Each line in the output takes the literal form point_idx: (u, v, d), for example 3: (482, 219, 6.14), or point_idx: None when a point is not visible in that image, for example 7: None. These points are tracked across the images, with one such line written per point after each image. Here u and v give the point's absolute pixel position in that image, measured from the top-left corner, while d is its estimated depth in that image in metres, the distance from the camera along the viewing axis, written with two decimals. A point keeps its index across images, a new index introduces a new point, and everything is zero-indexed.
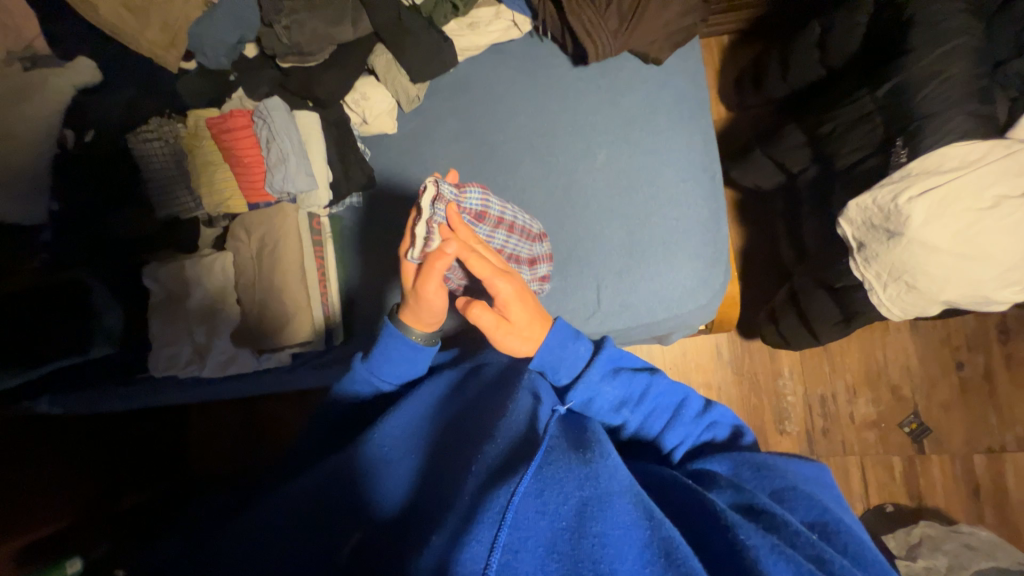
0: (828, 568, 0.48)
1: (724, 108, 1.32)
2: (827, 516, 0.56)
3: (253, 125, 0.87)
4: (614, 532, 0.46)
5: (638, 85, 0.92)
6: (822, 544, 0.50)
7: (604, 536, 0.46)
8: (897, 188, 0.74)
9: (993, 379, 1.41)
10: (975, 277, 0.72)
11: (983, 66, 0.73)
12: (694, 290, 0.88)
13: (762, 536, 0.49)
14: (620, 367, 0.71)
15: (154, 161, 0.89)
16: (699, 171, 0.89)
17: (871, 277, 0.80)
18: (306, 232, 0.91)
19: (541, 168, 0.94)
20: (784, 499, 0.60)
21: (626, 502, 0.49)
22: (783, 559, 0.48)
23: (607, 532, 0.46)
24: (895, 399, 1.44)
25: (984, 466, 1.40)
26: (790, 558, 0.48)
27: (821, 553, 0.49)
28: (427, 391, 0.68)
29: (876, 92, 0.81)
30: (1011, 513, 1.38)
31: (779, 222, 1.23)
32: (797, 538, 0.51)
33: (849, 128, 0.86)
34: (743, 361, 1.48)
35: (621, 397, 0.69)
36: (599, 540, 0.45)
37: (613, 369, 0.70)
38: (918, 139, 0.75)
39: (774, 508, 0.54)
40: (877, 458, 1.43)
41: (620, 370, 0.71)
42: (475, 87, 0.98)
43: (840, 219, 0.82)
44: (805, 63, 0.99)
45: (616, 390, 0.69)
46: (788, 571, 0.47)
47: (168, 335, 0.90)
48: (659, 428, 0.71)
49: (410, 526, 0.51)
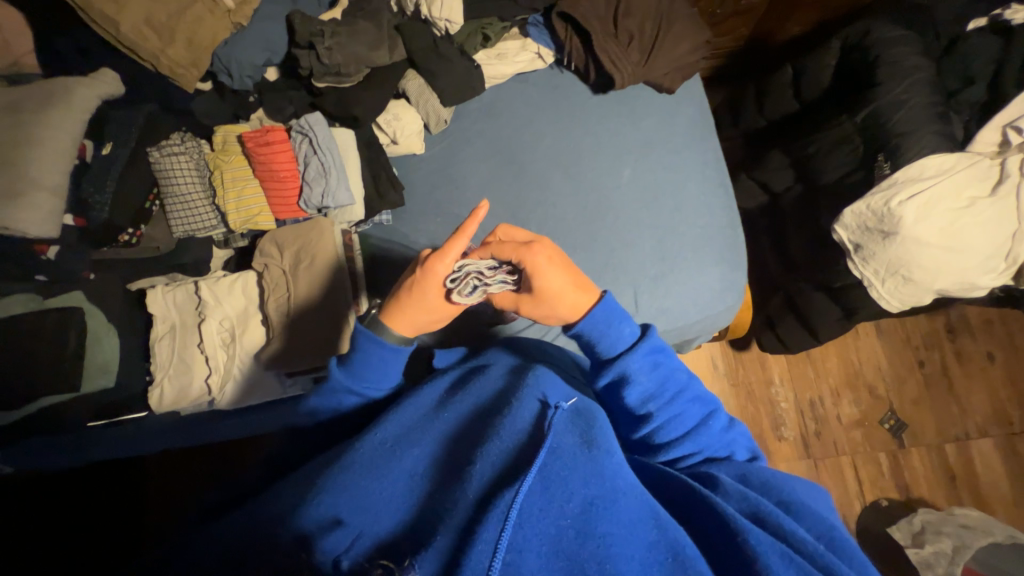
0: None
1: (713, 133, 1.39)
2: (832, 531, 0.52)
3: (292, 140, 0.87)
4: (615, 532, 0.46)
5: (655, 110, 1.03)
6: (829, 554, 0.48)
7: (611, 536, 0.46)
8: (887, 194, 0.87)
9: (949, 372, 1.53)
10: (963, 266, 0.85)
11: (938, 95, 0.90)
12: (721, 292, 0.96)
13: (770, 539, 0.48)
14: (660, 361, 0.62)
15: (175, 176, 0.84)
16: (713, 186, 1.00)
17: (869, 274, 0.91)
18: (339, 246, 0.89)
19: (570, 183, 0.99)
20: (793, 511, 0.54)
21: (631, 501, 0.49)
22: (790, 566, 0.46)
23: (612, 531, 0.46)
24: (874, 399, 1.51)
25: (954, 454, 1.48)
26: (797, 562, 0.46)
27: (829, 563, 0.47)
28: (432, 390, 0.63)
29: (854, 118, 0.95)
30: (982, 493, 1.46)
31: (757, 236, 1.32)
32: (805, 545, 0.48)
33: (831, 150, 1.00)
34: (737, 371, 1.52)
35: (652, 391, 0.61)
36: (604, 541, 0.45)
37: (653, 359, 0.62)
38: (897, 155, 0.89)
39: (781, 517, 0.50)
40: (866, 456, 1.47)
41: (660, 364, 0.62)
42: (501, 111, 1.03)
43: (836, 225, 0.94)
44: (777, 96, 1.12)
45: (650, 381, 0.61)
46: None
47: (186, 361, 0.86)
48: (676, 434, 0.62)
49: (409, 529, 0.49)
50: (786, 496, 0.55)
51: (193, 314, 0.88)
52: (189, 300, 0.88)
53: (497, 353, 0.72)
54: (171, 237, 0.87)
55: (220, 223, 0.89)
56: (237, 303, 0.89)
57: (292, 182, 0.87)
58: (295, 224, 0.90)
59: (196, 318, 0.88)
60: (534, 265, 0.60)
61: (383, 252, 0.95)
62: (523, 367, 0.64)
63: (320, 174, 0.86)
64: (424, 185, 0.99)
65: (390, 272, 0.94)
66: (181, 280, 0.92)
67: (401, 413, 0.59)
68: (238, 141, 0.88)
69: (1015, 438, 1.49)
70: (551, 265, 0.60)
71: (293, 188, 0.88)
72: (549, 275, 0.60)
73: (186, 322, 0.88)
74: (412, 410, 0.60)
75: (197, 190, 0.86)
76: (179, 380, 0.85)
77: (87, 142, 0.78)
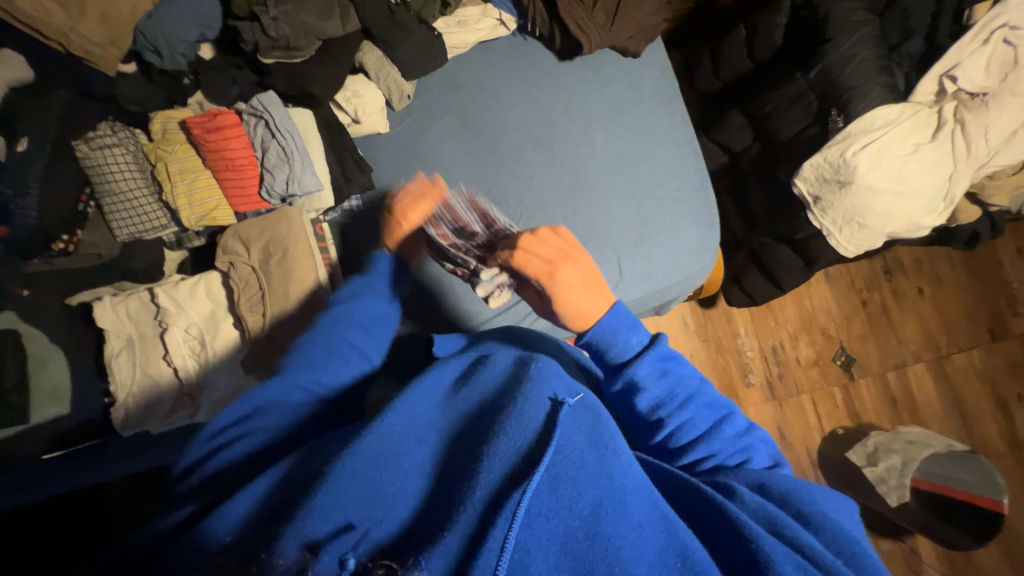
0: None
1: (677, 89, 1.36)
2: (854, 545, 0.46)
3: (244, 123, 0.79)
4: (628, 538, 0.42)
5: (621, 75, 1.03)
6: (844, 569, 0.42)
7: (620, 539, 0.41)
8: (842, 146, 0.93)
9: (888, 309, 1.69)
10: (908, 209, 0.93)
11: (881, 49, 0.95)
12: (698, 251, 0.99)
13: (784, 548, 0.43)
14: (668, 368, 0.59)
15: (110, 171, 0.76)
16: (683, 148, 1.02)
17: (828, 223, 0.98)
18: (312, 236, 0.83)
19: (545, 154, 0.98)
20: (811, 524, 0.47)
21: (641, 506, 0.45)
22: None
23: (622, 534, 0.42)
24: (826, 339, 1.64)
25: (896, 381, 1.65)
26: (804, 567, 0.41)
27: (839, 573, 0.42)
28: (432, 383, 0.56)
29: (807, 75, 1.00)
30: (921, 413, 1.63)
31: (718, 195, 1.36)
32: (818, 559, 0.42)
33: (787, 107, 1.04)
34: (707, 327, 1.59)
35: (661, 397, 0.58)
36: (613, 543, 0.41)
37: (664, 367, 0.59)
38: (849, 108, 0.94)
39: (796, 530, 0.45)
40: (822, 391, 1.61)
41: (667, 373, 0.59)
42: (466, 83, 0.99)
43: (796, 179, 0.99)
44: (733, 58, 1.14)
45: (658, 388, 0.58)
46: None
47: (152, 375, 0.79)
48: (688, 440, 0.58)
49: (417, 532, 0.42)
50: (815, 514, 0.48)
51: (152, 325, 0.80)
52: (144, 310, 0.80)
53: (494, 343, 0.68)
54: (115, 241, 0.80)
55: (171, 221, 0.81)
56: (201, 307, 0.82)
57: (251, 170, 0.80)
58: (257, 217, 0.83)
59: (158, 328, 0.80)
60: (558, 292, 0.57)
61: (360, 240, 0.91)
62: (527, 355, 0.60)
63: (281, 159, 0.79)
64: (393, 165, 0.95)
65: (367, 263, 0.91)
66: (130, 288, 0.82)
67: (408, 404, 0.52)
68: (180, 129, 0.79)
69: (942, 360, 1.68)
70: (574, 290, 0.57)
71: (252, 176, 0.80)
72: (571, 297, 0.57)
73: (145, 333, 0.80)
74: (415, 404, 0.53)
75: (139, 186, 0.79)
76: (147, 397, 0.78)
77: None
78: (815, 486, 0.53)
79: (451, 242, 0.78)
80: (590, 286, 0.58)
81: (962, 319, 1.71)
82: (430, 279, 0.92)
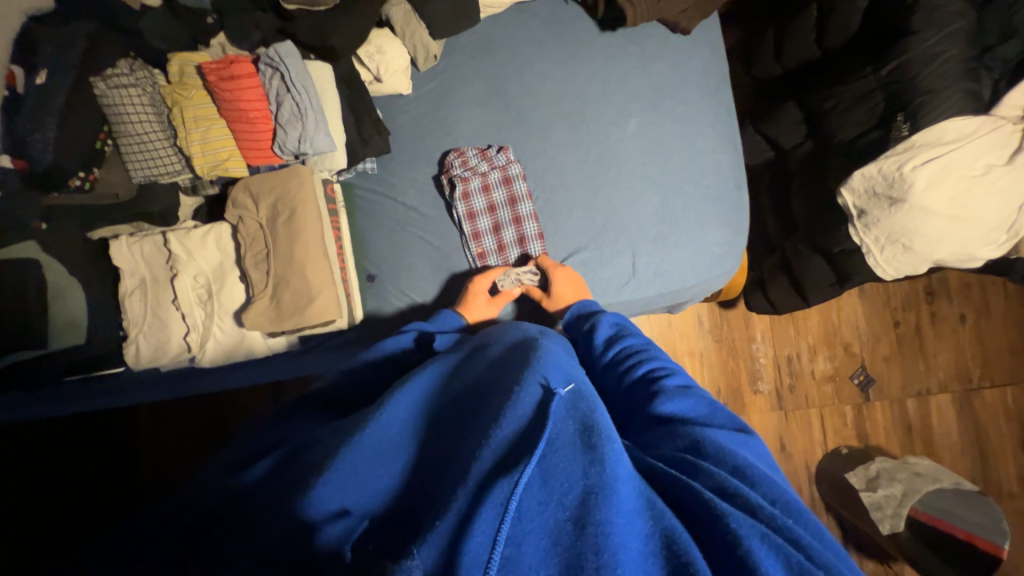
0: (808, 553, 0.38)
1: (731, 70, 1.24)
2: (789, 495, 0.45)
3: (259, 73, 0.76)
4: (620, 523, 0.38)
5: (667, 53, 0.95)
6: (795, 526, 0.40)
7: (610, 526, 0.37)
8: (902, 158, 0.84)
9: (922, 333, 1.58)
10: (965, 238, 0.84)
11: (973, 50, 0.83)
12: (720, 256, 0.94)
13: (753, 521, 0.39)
14: (655, 352, 0.66)
15: (126, 111, 0.75)
16: (724, 142, 0.95)
17: (870, 241, 0.90)
18: (321, 198, 0.82)
19: (573, 134, 0.92)
20: (749, 479, 0.45)
21: (629, 491, 0.41)
22: (776, 554, 0.37)
23: (614, 521, 0.37)
24: (847, 355, 1.55)
25: (915, 408, 1.56)
26: (784, 552, 0.37)
27: (799, 536, 0.39)
28: (427, 375, 0.56)
29: (880, 72, 0.89)
30: (935, 445, 1.55)
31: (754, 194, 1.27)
32: (780, 522, 0.39)
33: (851, 106, 0.95)
34: (722, 328, 1.51)
35: (613, 334, 0.72)
36: (603, 530, 0.37)
37: (618, 322, 0.74)
38: (920, 115, 0.85)
39: (747, 489, 0.42)
40: (833, 408, 1.54)
41: (654, 355, 0.65)
42: (499, 47, 0.93)
43: (843, 188, 0.91)
44: (799, 42, 1.02)
45: (609, 329, 0.73)
46: (781, 568, 0.36)
47: (160, 318, 0.81)
48: (635, 361, 0.65)
49: (412, 494, 0.46)
50: (796, 507, 0.44)
51: (164, 269, 0.82)
52: (157, 253, 0.82)
53: (493, 335, 0.69)
54: (131, 183, 0.80)
55: (185, 168, 0.81)
56: (211, 257, 0.83)
57: (265, 124, 0.78)
58: (270, 172, 0.82)
59: (169, 273, 0.82)
60: (554, 280, 0.85)
61: (373, 207, 0.92)
62: (518, 345, 0.59)
63: (295, 116, 0.76)
64: (413, 133, 0.92)
65: (375, 231, 0.91)
66: (147, 230, 0.84)
67: (403, 395, 0.51)
68: (198, 74, 0.77)
69: (970, 394, 1.58)
70: (565, 283, 0.85)
71: (266, 131, 0.78)
72: (562, 285, 0.85)
73: (157, 276, 0.82)
74: (412, 392, 0.52)
75: (154, 130, 0.77)
76: (156, 338, 0.81)
77: (14, 68, 0.66)
78: (746, 438, 0.53)
79: (474, 233, 0.91)
80: (576, 284, 0.86)
81: (1001, 355, 1.60)
82: (437, 253, 0.91)
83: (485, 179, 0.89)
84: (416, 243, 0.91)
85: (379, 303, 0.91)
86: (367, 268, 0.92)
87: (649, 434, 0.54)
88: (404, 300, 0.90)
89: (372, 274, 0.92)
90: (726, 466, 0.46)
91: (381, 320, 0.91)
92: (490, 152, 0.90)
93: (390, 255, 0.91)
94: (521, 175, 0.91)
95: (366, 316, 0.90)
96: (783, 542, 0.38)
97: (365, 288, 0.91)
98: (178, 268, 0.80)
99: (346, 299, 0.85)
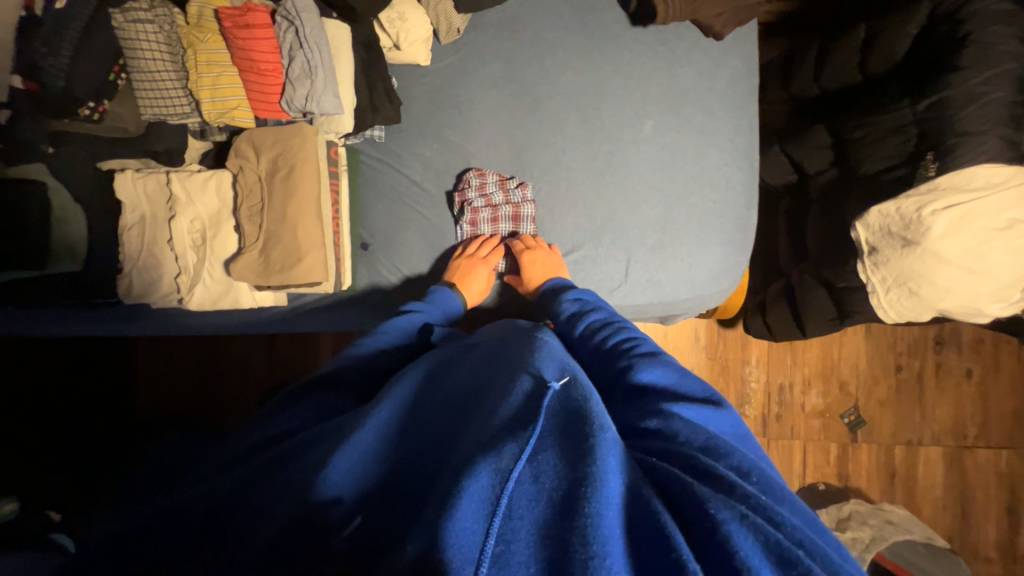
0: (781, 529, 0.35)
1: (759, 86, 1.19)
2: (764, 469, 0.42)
3: (275, 25, 0.76)
4: (611, 515, 0.34)
5: (696, 57, 0.92)
6: (773, 504, 0.37)
7: (600, 518, 0.33)
8: (922, 199, 0.81)
9: (923, 382, 1.53)
10: (975, 291, 0.82)
11: (1021, 94, 0.79)
12: (718, 274, 0.93)
13: (731, 500, 0.36)
14: (622, 324, 0.68)
15: (141, 47, 0.75)
16: (739, 157, 0.94)
17: (876, 280, 0.87)
18: (323, 159, 0.83)
19: (584, 130, 0.91)
20: (715, 452, 0.43)
21: (620, 481, 0.37)
22: (754, 534, 0.34)
23: (604, 515, 0.34)
24: (842, 393, 1.50)
25: (903, 456, 1.51)
26: (760, 528, 0.34)
27: (772, 513, 0.36)
28: (415, 373, 0.54)
29: (916, 106, 0.85)
30: (916, 496, 1.51)
31: (768, 215, 1.22)
32: (755, 499, 0.37)
33: (881, 137, 0.90)
34: (717, 347, 1.46)
35: (580, 309, 0.73)
36: (594, 522, 0.33)
37: (577, 298, 0.76)
38: (950, 156, 0.80)
39: (721, 469, 0.40)
40: (818, 444, 1.49)
41: (620, 326, 0.66)
42: (524, 30, 0.90)
43: (859, 223, 0.89)
44: (841, 63, 0.97)
45: (576, 307, 0.74)
46: (757, 548, 0.33)
47: (154, 257, 0.82)
48: (603, 334, 0.66)
49: (401, 480, 0.42)
50: (772, 482, 0.41)
51: (164, 209, 0.82)
52: (158, 192, 0.82)
53: (490, 330, 0.67)
54: (141, 120, 0.79)
55: (194, 111, 0.81)
56: (210, 204, 0.83)
57: (274, 78, 0.77)
58: (276, 126, 0.82)
59: (166, 212, 0.82)
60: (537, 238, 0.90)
61: (376, 176, 0.92)
62: (515, 338, 0.57)
63: (305, 73, 0.75)
64: (425, 107, 0.91)
65: (374, 200, 0.91)
66: (153, 169, 0.84)
67: (400, 394, 0.49)
68: (216, 19, 0.77)
69: (963, 451, 1.53)
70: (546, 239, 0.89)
71: (276, 85, 0.77)
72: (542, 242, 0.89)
73: (154, 214, 0.83)
74: (405, 386, 0.51)
75: (166, 68, 0.77)
76: (147, 275, 0.82)
77: None
78: (706, 408, 0.51)
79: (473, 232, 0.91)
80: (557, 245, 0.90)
81: (1002, 416, 1.54)
82: (432, 231, 0.91)
83: (495, 212, 0.88)
84: (412, 217, 0.91)
85: (368, 272, 0.92)
86: (361, 236, 0.92)
87: (629, 404, 0.54)
88: (394, 274, 0.91)
89: (365, 242, 0.92)
90: (696, 442, 0.44)
91: (368, 288, 0.91)
92: (508, 184, 0.89)
93: (386, 225, 0.91)
94: (532, 217, 0.90)
95: (354, 283, 0.91)
96: (762, 522, 0.35)
97: (357, 255, 0.92)
98: (177, 209, 0.81)
99: (336, 263, 0.85)
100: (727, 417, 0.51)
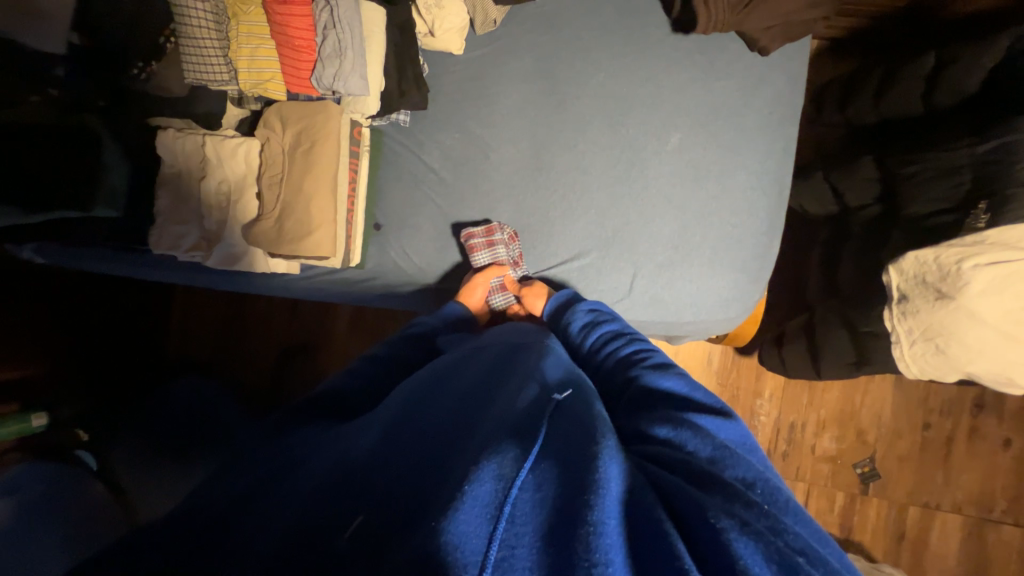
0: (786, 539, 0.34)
1: (809, 108, 1.13)
2: (769, 476, 0.41)
3: (313, 4, 0.78)
4: (612, 523, 0.33)
5: (737, 70, 0.88)
6: (778, 515, 0.36)
7: (602, 526, 0.33)
8: (965, 251, 0.75)
9: (953, 444, 1.41)
10: (1012, 358, 0.75)
11: None
12: (727, 301, 0.89)
13: (735, 511, 0.35)
14: (634, 336, 0.67)
15: (190, 15, 0.78)
16: (769, 180, 0.89)
17: (902, 330, 0.81)
18: (345, 137, 0.85)
19: (610, 135, 0.88)
20: (722, 462, 0.42)
21: (619, 489, 0.36)
22: (758, 543, 0.32)
23: (607, 523, 0.33)
24: (858, 441, 1.42)
25: (916, 519, 1.41)
26: (763, 538, 0.33)
27: (777, 523, 0.35)
28: (423, 377, 0.56)
29: (975, 148, 0.77)
30: (923, 563, 1.41)
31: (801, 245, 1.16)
32: (759, 509, 0.35)
33: (932, 177, 0.83)
34: (730, 374, 1.41)
35: (592, 319, 0.73)
36: (596, 530, 0.32)
37: (591, 308, 0.75)
38: (1004, 207, 0.73)
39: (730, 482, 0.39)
40: (823, 490, 1.42)
41: (633, 338, 0.66)
42: (562, 26, 0.89)
43: (891, 267, 0.82)
44: (903, 92, 0.89)
45: (587, 317, 0.73)
46: (762, 557, 0.31)
47: (180, 213, 0.86)
48: (614, 347, 0.66)
49: (404, 475, 0.41)
50: (778, 492, 0.39)
51: (197, 167, 0.86)
52: (193, 152, 0.85)
53: (498, 335, 0.68)
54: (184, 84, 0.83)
55: (232, 79, 0.83)
56: (237, 168, 0.87)
57: (308, 55, 0.79)
58: (306, 101, 0.84)
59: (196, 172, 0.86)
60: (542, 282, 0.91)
61: (394, 159, 0.93)
62: (524, 350, 0.59)
63: (335, 51, 0.77)
64: (454, 96, 0.91)
65: (392, 182, 0.93)
66: (192, 129, 0.88)
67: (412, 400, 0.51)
68: None
69: (987, 525, 1.41)
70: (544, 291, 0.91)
71: (308, 61, 0.80)
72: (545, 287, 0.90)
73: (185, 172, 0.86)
74: (414, 387, 0.54)
75: (209, 36, 0.79)
76: (175, 229, 0.86)
77: None
78: (715, 415, 0.50)
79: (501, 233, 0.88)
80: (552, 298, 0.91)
81: None
82: (444, 220, 0.92)
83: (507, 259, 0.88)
84: (427, 204, 0.92)
85: (378, 252, 0.94)
86: (375, 216, 0.94)
87: (637, 413, 0.53)
88: (399, 258, 0.93)
89: (378, 223, 0.94)
90: (704, 452, 0.43)
91: (376, 267, 0.94)
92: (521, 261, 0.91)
93: (400, 209, 0.93)
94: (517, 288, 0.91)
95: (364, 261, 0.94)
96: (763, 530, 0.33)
97: (370, 235, 0.94)
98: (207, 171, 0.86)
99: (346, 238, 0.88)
100: (737, 424, 0.50)
